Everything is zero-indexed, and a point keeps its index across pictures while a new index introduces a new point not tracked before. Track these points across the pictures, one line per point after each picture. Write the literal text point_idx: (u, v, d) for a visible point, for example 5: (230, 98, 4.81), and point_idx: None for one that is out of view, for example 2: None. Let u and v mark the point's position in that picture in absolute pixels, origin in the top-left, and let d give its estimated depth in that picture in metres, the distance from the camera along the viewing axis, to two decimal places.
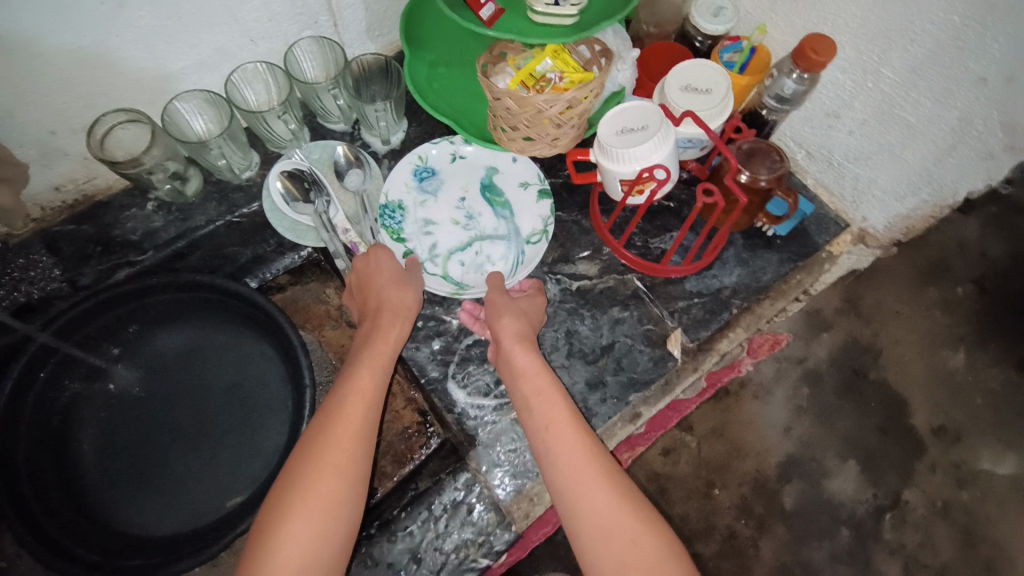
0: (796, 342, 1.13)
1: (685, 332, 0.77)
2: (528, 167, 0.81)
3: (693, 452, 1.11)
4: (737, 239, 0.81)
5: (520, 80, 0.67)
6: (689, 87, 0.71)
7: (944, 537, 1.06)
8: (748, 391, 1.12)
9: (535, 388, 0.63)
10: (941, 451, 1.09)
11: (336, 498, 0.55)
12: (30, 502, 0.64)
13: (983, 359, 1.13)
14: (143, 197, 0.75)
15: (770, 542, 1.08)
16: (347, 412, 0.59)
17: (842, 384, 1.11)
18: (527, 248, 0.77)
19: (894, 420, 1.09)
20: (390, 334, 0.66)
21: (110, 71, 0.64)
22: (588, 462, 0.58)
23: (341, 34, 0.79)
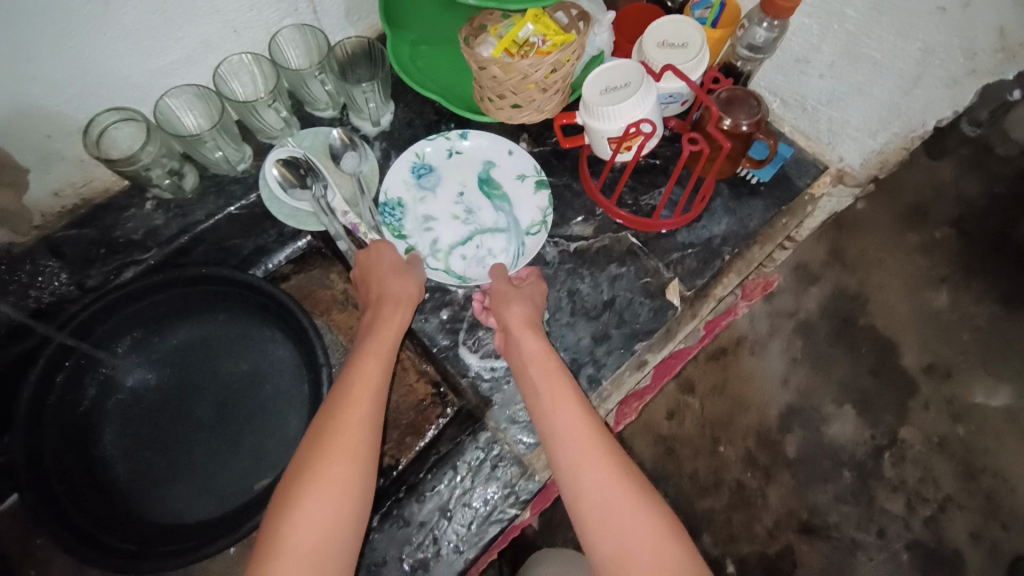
0: (786, 296, 1.18)
1: (682, 282, 0.80)
2: (526, 159, 0.82)
3: (696, 410, 1.16)
4: (723, 189, 0.84)
5: (503, 48, 0.69)
6: (666, 43, 0.73)
7: (944, 470, 1.11)
8: (744, 347, 1.17)
9: (543, 370, 0.65)
10: (933, 388, 1.14)
11: (347, 481, 0.56)
12: (64, 502, 0.66)
13: (969, 297, 1.17)
14: (141, 196, 0.76)
15: (776, 489, 1.12)
16: (354, 398, 0.60)
17: (833, 332, 1.16)
18: (527, 240, 0.79)
19: (886, 362, 1.14)
20: (393, 321, 0.68)
21: (101, 71, 0.65)
22: (593, 445, 0.59)
23: (321, 19, 0.80)
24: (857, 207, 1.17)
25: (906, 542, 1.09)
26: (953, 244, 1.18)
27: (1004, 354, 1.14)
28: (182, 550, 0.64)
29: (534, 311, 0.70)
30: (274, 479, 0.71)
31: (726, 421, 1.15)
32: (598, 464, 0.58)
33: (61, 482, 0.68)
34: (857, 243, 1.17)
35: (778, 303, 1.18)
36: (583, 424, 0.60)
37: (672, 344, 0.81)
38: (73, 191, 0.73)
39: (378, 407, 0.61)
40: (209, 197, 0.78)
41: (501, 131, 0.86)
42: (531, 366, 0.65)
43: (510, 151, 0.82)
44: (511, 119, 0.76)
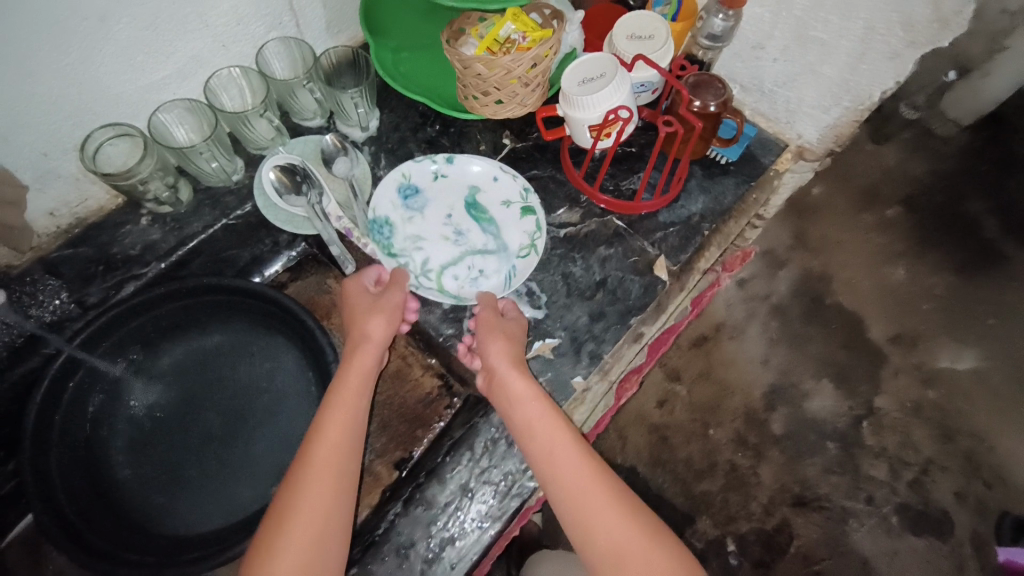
0: (759, 280, 1.25)
1: (668, 258, 0.84)
2: (511, 185, 0.84)
3: (684, 398, 1.21)
4: (696, 171, 0.90)
5: (486, 47, 0.73)
6: (633, 36, 0.79)
7: (921, 434, 1.17)
8: (724, 333, 1.24)
9: (537, 414, 0.66)
10: (901, 356, 1.21)
11: (327, 514, 0.59)
12: (75, 522, 0.64)
13: (925, 270, 1.25)
14: (136, 212, 0.77)
15: (768, 466, 1.16)
16: (329, 434, 0.63)
17: (806, 310, 1.23)
18: (518, 262, 0.81)
19: (856, 336, 1.22)
20: (369, 351, 0.70)
21: (94, 87, 0.66)
22: (596, 483, 0.63)
23: (304, 33, 0.83)
24: (813, 193, 1.27)
25: (893, 505, 1.14)
26: (907, 221, 1.26)
27: (964, 319, 1.23)
28: (202, 556, 0.63)
29: (517, 348, 0.72)
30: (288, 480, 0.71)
31: (714, 404, 1.20)
32: (602, 504, 0.61)
33: (73, 502, 0.66)
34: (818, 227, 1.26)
35: (752, 289, 1.26)
36: (579, 461, 0.64)
37: (663, 317, 0.83)
38: (69, 210, 0.74)
39: (354, 444, 0.64)
40: (203, 209, 0.80)
41: (484, 129, 0.90)
42: (519, 407, 0.67)
43: (494, 176, 0.84)
44: (495, 114, 0.80)
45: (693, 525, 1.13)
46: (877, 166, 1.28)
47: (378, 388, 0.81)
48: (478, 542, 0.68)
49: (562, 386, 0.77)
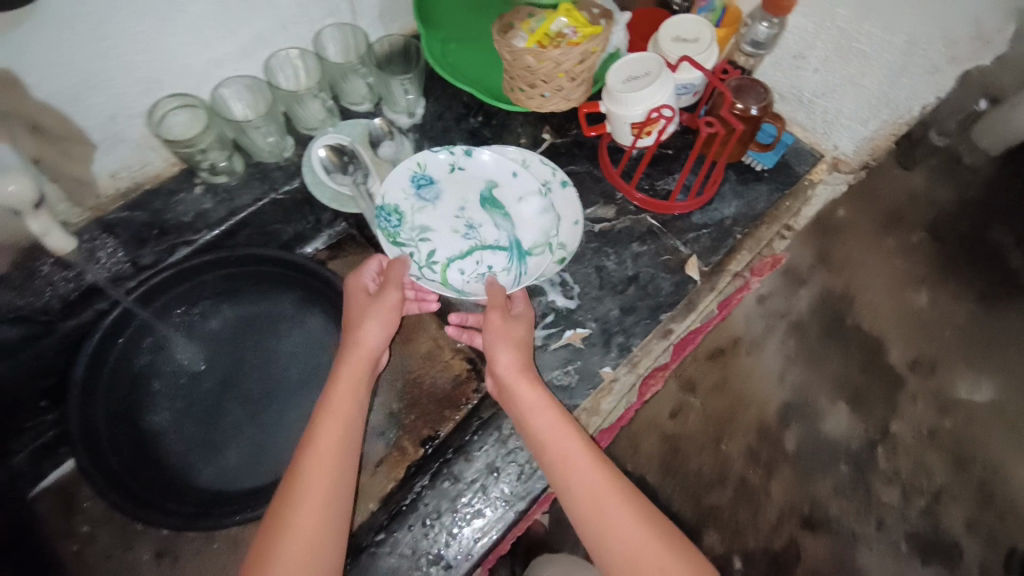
0: (778, 297, 1.25)
1: (699, 258, 0.85)
2: (529, 181, 0.82)
3: (698, 409, 1.19)
4: (731, 175, 0.91)
5: (537, 40, 0.74)
6: (679, 38, 0.81)
7: (936, 461, 1.16)
8: (742, 348, 1.23)
9: (548, 421, 0.67)
10: (919, 382, 1.20)
11: (327, 505, 0.58)
12: (119, 473, 0.67)
13: (948, 297, 1.25)
14: (190, 182, 0.80)
15: (779, 483, 1.15)
16: (326, 427, 0.62)
17: (824, 329, 1.23)
18: (529, 262, 0.80)
19: (875, 359, 1.21)
20: (367, 350, 0.68)
21: (163, 58, 0.69)
22: (609, 488, 0.62)
23: (359, 20, 0.86)
24: (838, 213, 1.27)
25: (904, 532, 1.13)
26: (932, 247, 1.27)
27: (985, 349, 1.22)
28: (237, 511, 0.65)
29: (526, 355, 0.72)
30: None
31: (729, 415, 1.19)
32: (616, 510, 0.60)
33: (116, 451, 0.68)
34: (839, 245, 1.26)
35: (771, 305, 1.25)
36: (590, 465, 0.63)
37: (695, 315, 0.85)
38: (128, 171, 0.76)
39: (352, 443, 0.63)
40: (252, 183, 0.83)
41: (525, 123, 0.92)
42: (531, 414, 0.67)
43: (542, 178, 0.83)
44: (539, 107, 0.82)
45: (700, 538, 1.12)
46: (903, 190, 1.28)
47: (409, 367, 0.83)
48: (503, 520, 0.70)
49: (590, 375, 0.78)
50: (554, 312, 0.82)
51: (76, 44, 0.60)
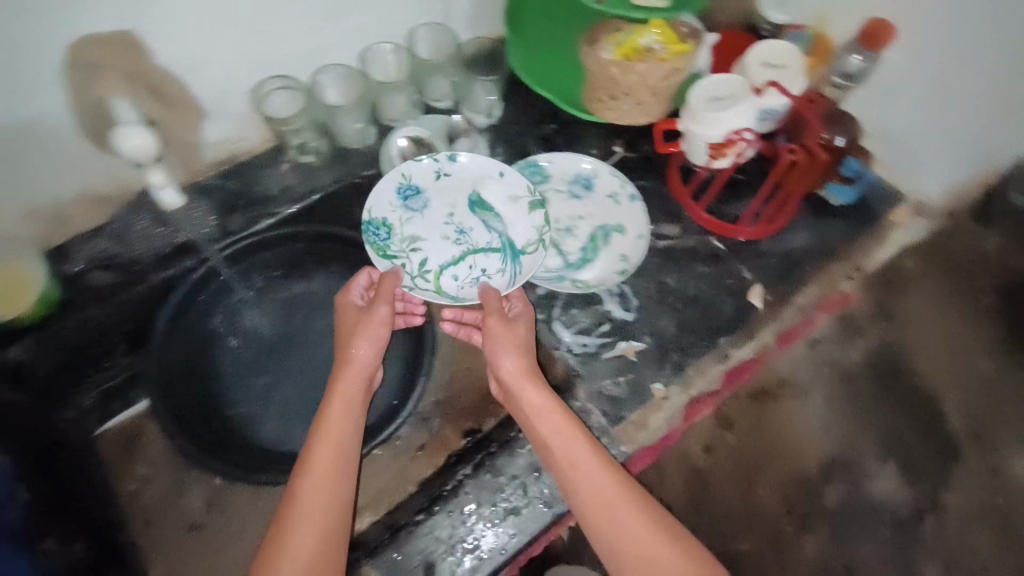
0: (830, 342, 1.10)
1: (765, 286, 0.84)
2: (517, 179, 0.82)
3: (732, 447, 1.04)
4: (805, 207, 0.89)
5: (625, 53, 0.74)
6: (767, 63, 0.80)
7: (985, 542, 1.00)
8: (786, 390, 1.06)
9: (555, 425, 0.67)
10: (976, 455, 1.04)
11: (331, 504, 0.61)
12: (188, 415, 0.74)
13: (1017, 365, 1.10)
14: (278, 159, 0.84)
15: (815, 538, 1.00)
16: (330, 432, 0.64)
17: (873, 387, 1.07)
18: (522, 259, 0.80)
19: (931, 423, 1.06)
20: (356, 373, 0.68)
21: (275, 41, 0.73)
22: (618, 494, 0.63)
23: (451, 21, 0.89)
24: (904, 265, 1.13)
25: None
26: (1003, 312, 1.13)
27: None
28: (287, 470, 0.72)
29: (530, 357, 0.71)
30: (372, 424, 0.81)
31: (767, 456, 1.03)
32: (627, 517, 0.61)
33: (191, 411, 0.75)
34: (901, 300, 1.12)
35: (821, 352, 1.09)
36: (600, 472, 0.64)
37: (754, 343, 0.82)
38: (226, 144, 0.80)
39: (348, 464, 0.63)
40: (334, 165, 0.86)
41: (598, 135, 0.92)
42: (537, 419, 0.68)
43: (610, 190, 0.87)
44: (617, 119, 0.83)
45: None
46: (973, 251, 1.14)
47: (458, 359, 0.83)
48: (544, 517, 0.72)
49: (641, 390, 0.78)
50: (610, 321, 0.82)
51: (210, 25, 0.66)
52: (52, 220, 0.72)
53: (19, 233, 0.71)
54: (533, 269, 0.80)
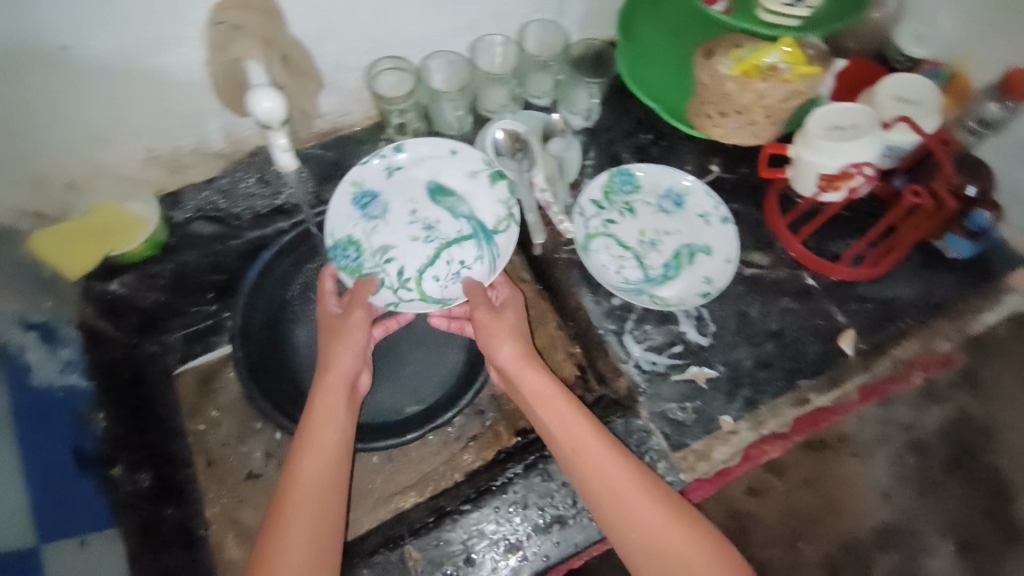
0: (906, 406, 0.97)
1: (859, 333, 0.79)
2: (472, 155, 0.82)
3: (778, 494, 0.96)
4: (914, 255, 0.83)
5: (745, 70, 0.71)
6: (899, 97, 0.76)
7: None
8: (847, 448, 0.95)
9: (551, 408, 0.69)
10: None
11: (322, 507, 0.62)
12: (259, 371, 0.77)
13: None
14: (377, 137, 0.87)
15: None
16: (320, 438, 0.66)
17: (950, 460, 0.96)
18: (498, 238, 0.81)
19: (1000, 508, 0.94)
20: (337, 382, 0.69)
21: (394, 23, 0.75)
22: (621, 474, 0.64)
23: (563, 20, 0.88)
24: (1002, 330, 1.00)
25: None
26: None
27: None
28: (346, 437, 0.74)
29: (527, 344, 0.73)
30: (429, 409, 0.83)
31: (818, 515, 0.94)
32: (634, 496, 0.63)
33: (267, 370, 0.78)
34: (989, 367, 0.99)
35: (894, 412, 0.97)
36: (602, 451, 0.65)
37: (838, 392, 0.77)
38: (333, 118, 0.84)
39: (337, 467, 0.65)
40: None
41: (695, 151, 0.89)
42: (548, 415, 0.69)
43: (701, 210, 0.84)
44: (722, 137, 0.80)
45: None
46: None
47: None
48: (591, 529, 0.70)
49: (708, 419, 0.75)
50: (683, 343, 0.79)
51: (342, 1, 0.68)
52: (168, 168, 0.76)
53: (138, 177, 0.76)
54: (511, 247, 0.80)
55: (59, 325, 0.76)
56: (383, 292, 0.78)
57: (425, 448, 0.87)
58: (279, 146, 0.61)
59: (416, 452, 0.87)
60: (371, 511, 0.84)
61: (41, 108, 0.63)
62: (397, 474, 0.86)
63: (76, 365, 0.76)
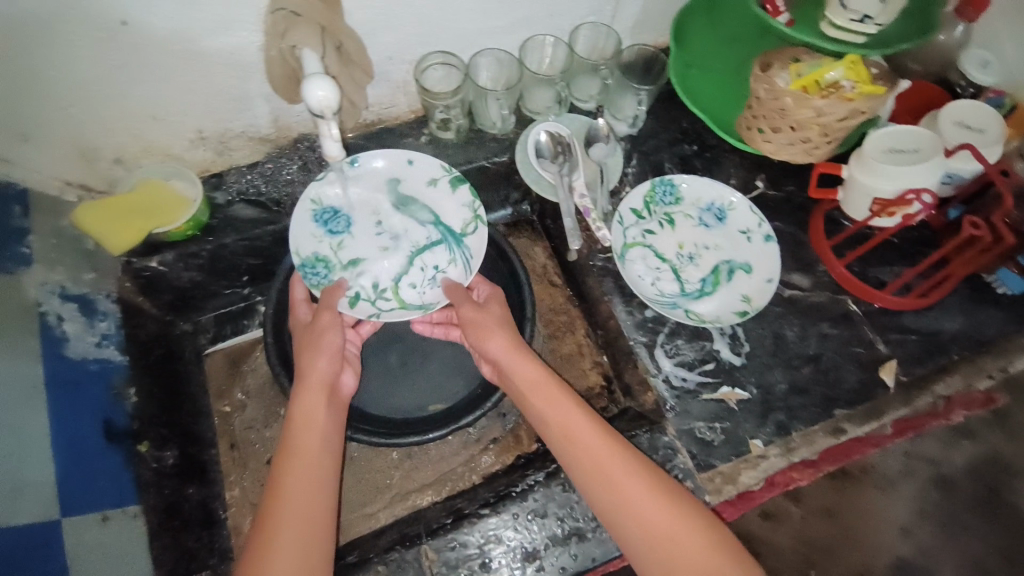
0: (932, 439, 0.89)
1: (900, 364, 0.76)
2: (428, 162, 0.81)
3: (796, 523, 0.86)
4: (962, 288, 0.80)
5: (804, 85, 0.69)
6: (962, 124, 0.73)
7: None
8: (868, 477, 0.87)
9: (543, 397, 0.67)
10: None
11: (310, 512, 0.58)
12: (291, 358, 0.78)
13: None
14: (418, 130, 0.87)
15: None
16: (302, 440, 0.62)
17: (973, 498, 0.88)
18: (468, 241, 0.79)
19: None
20: (317, 389, 0.66)
21: (449, 18, 0.74)
22: (620, 460, 0.61)
23: (616, 25, 0.87)
24: None
25: None
26: None
27: None
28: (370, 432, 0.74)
29: (516, 335, 0.72)
30: (451, 408, 0.83)
31: (831, 546, 0.85)
32: (633, 487, 0.60)
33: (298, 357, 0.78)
34: None
35: (917, 444, 0.89)
36: (598, 438, 0.63)
37: (874, 425, 0.75)
38: (378, 109, 0.84)
39: (327, 471, 0.61)
40: (467, 146, 0.87)
41: (740, 165, 0.87)
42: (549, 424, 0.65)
43: (743, 226, 0.81)
44: (772, 152, 0.77)
45: None
46: None
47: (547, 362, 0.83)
48: (609, 546, 0.68)
49: (737, 441, 0.73)
50: (716, 361, 0.76)
51: None
52: (214, 149, 0.78)
53: (185, 157, 0.78)
54: (483, 246, 0.79)
55: (99, 298, 0.73)
56: (360, 305, 0.76)
57: (445, 447, 0.87)
58: (329, 135, 0.61)
59: (436, 450, 0.87)
60: (387, 506, 0.84)
61: (97, 84, 0.64)
62: (416, 470, 0.86)
63: (112, 339, 0.73)
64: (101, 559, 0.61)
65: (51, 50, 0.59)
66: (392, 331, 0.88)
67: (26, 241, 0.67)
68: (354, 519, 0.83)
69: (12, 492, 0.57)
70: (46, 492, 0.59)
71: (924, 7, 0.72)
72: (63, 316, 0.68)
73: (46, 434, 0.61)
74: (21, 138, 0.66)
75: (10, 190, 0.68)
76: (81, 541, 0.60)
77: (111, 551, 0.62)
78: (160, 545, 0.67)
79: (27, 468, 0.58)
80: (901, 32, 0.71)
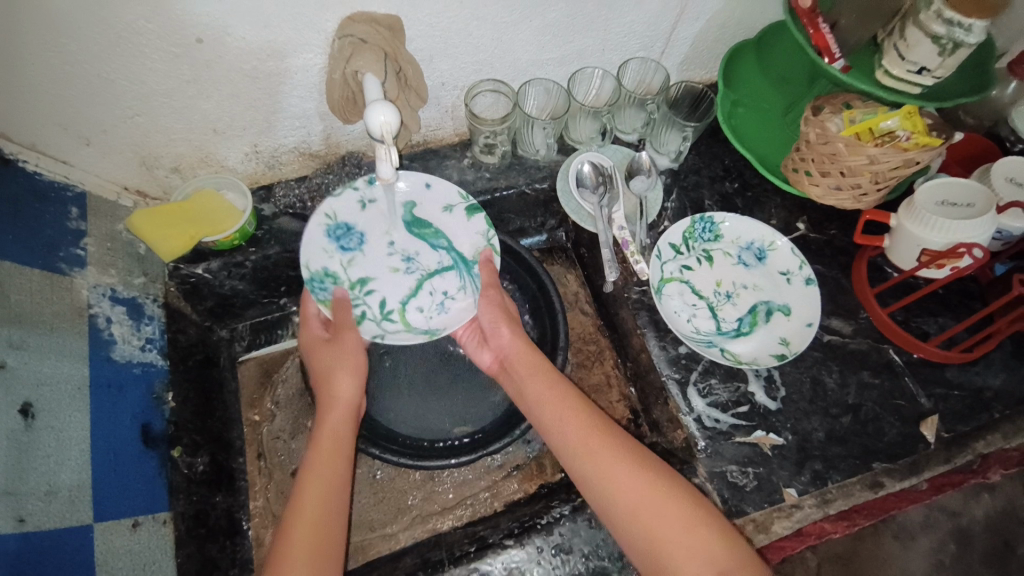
0: (954, 492, 0.86)
1: (942, 420, 0.74)
2: (447, 189, 0.78)
3: (808, 569, 0.84)
4: (1006, 344, 0.78)
5: (858, 131, 0.70)
6: (1013, 180, 0.73)
7: None
8: (886, 526, 0.85)
9: (559, 412, 0.65)
10: None
11: (324, 540, 0.56)
12: None
13: None
14: (462, 154, 0.89)
15: None
16: (326, 466, 0.61)
17: (994, 556, 0.84)
18: (476, 271, 0.77)
19: None
20: (341, 410, 0.67)
21: (505, 49, 0.75)
22: (655, 490, 0.57)
23: (664, 61, 0.87)
24: None
25: None
26: None
27: None
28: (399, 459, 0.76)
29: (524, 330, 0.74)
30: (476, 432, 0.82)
31: None
32: (670, 520, 0.56)
33: None
34: None
35: (941, 497, 0.86)
36: (628, 468, 0.59)
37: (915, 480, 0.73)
38: (426, 131, 0.86)
39: (343, 489, 0.61)
40: (509, 171, 0.89)
41: (781, 206, 0.87)
42: (561, 446, 0.63)
43: (784, 267, 0.80)
44: (819, 196, 0.77)
45: None
46: None
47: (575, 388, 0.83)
48: None
49: (771, 489, 0.71)
50: (750, 404, 0.75)
51: (463, 24, 0.69)
52: (266, 163, 0.81)
53: (237, 169, 0.80)
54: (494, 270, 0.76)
55: (146, 302, 0.75)
56: (366, 325, 0.73)
57: (468, 470, 0.87)
58: (386, 158, 0.63)
59: (458, 473, 0.87)
60: (408, 527, 0.83)
61: (167, 96, 0.66)
62: (437, 492, 0.86)
63: (155, 344, 0.75)
64: (127, 566, 0.61)
65: (127, 63, 0.61)
66: (423, 349, 0.89)
67: (81, 243, 0.69)
68: (373, 538, 0.83)
69: (48, 495, 0.55)
70: (79, 495, 0.58)
71: (981, 62, 0.73)
72: (111, 318, 0.69)
73: (86, 436, 0.61)
74: (84, 143, 0.69)
75: (69, 193, 0.69)
76: (110, 547, 0.60)
77: (139, 557, 0.62)
78: (185, 553, 0.67)
79: (66, 470, 0.58)
80: (948, 88, 0.72)
